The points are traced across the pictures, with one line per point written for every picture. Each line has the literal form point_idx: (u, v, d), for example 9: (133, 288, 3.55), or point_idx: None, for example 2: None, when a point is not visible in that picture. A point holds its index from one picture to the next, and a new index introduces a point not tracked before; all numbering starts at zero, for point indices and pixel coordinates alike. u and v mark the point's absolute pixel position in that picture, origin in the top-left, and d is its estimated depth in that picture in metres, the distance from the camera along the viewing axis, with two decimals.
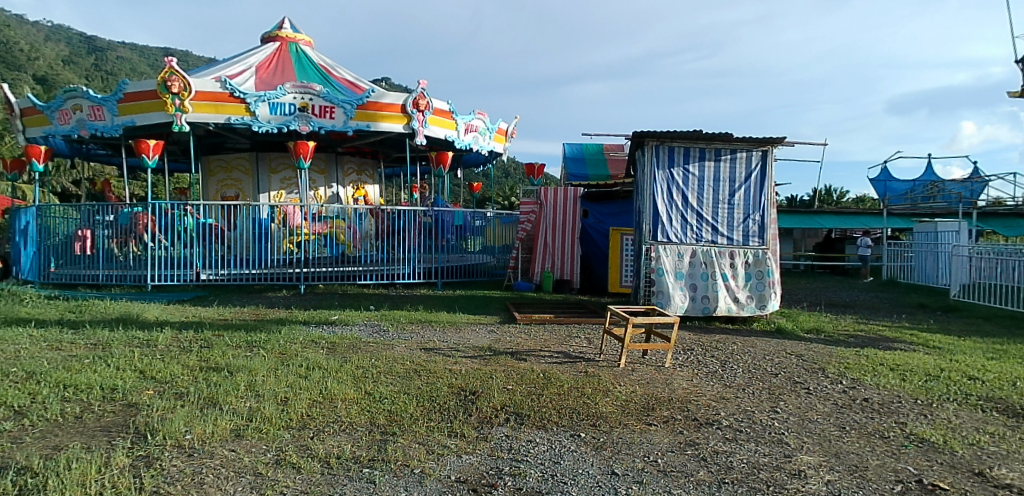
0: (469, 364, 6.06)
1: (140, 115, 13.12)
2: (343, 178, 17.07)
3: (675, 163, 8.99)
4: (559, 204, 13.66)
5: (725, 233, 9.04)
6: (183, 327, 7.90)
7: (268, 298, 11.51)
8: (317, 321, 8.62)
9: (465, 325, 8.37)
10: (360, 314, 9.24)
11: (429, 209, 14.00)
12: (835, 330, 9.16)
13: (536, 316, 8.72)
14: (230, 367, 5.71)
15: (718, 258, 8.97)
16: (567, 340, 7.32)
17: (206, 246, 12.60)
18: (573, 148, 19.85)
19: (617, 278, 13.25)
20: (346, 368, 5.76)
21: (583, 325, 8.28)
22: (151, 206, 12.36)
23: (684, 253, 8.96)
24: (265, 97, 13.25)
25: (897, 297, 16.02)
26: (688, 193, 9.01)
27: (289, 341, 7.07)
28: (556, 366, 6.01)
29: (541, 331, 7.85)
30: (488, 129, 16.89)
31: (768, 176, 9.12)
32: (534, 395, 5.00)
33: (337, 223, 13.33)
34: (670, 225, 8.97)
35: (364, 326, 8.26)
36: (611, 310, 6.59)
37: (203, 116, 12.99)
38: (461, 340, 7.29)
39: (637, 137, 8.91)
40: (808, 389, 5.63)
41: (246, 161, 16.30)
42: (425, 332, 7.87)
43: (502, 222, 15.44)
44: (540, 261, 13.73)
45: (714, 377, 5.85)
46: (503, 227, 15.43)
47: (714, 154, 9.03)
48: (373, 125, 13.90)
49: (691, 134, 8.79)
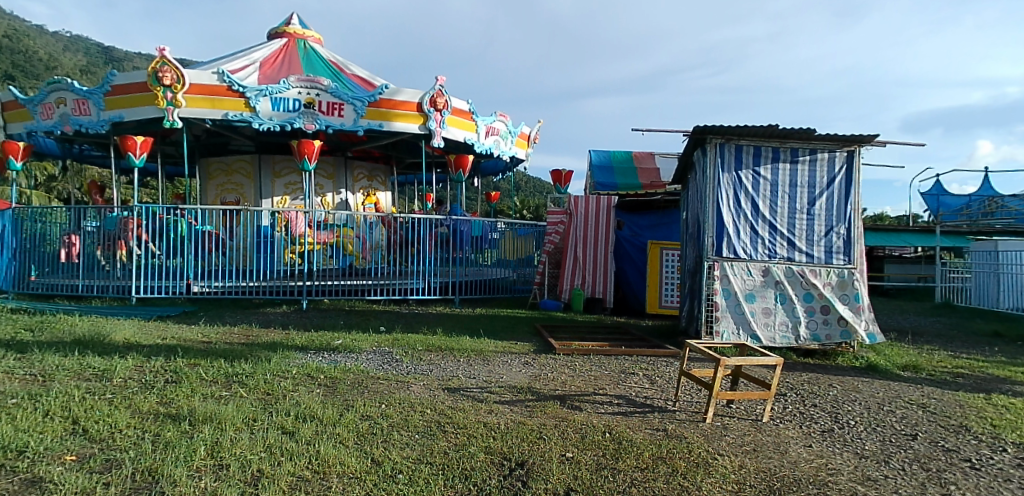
0: (510, 414, 4.61)
1: (128, 109, 11.92)
2: (353, 183, 15.75)
3: (743, 165, 7.60)
4: (592, 213, 12.26)
5: (803, 248, 7.56)
6: (152, 352, 6.50)
7: (265, 315, 10.17)
8: (317, 346, 7.22)
9: (494, 355, 6.93)
10: (368, 338, 7.81)
11: (445, 218, 12.56)
12: (934, 367, 7.65)
13: (577, 346, 7.26)
14: (194, 415, 4.33)
15: (795, 277, 7.52)
16: (623, 379, 5.91)
17: (201, 255, 11.31)
18: (600, 154, 18.36)
19: (656, 298, 11.87)
20: (349, 419, 4.35)
21: (636, 358, 6.82)
22: (140, 210, 11.16)
23: (754, 270, 7.53)
24: (267, 91, 11.96)
25: (960, 322, 14.44)
26: (759, 201, 7.60)
27: (278, 375, 5.64)
28: (622, 420, 4.58)
29: (588, 366, 6.42)
30: (511, 133, 15.55)
31: (855, 181, 7.62)
32: (607, 471, 3.59)
33: (345, 231, 11.91)
34: (737, 237, 7.56)
35: (372, 355, 6.81)
36: (688, 343, 5.15)
37: (199, 111, 11.74)
38: (493, 376, 5.88)
39: (696, 134, 7.57)
40: (970, 463, 4.13)
41: (248, 164, 15.05)
42: (447, 364, 6.43)
43: (518, 234, 13.74)
44: (569, 276, 12.29)
45: (837, 442, 4.39)
46: (519, 239, 13.73)
47: (790, 155, 7.61)
48: (386, 125, 12.58)
49: (765, 130, 7.41)
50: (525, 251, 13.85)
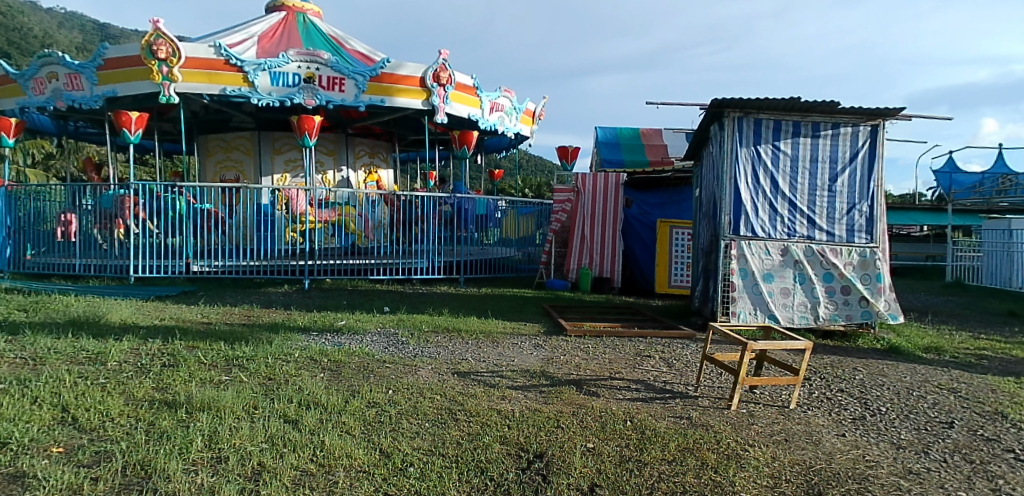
0: (525, 401, 4.36)
1: (123, 84, 11.58)
2: (354, 160, 15.43)
3: (762, 139, 7.29)
4: (599, 191, 11.95)
5: (824, 227, 7.28)
6: (150, 334, 6.27)
7: (266, 295, 9.92)
8: (320, 327, 6.99)
9: (504, 337, 6.69)
10: (373, 319, 7.57)
11: (450, 196, 12.20)
12: (957, 349, 7.40)
13: (589, 327, 7.01)
14: (190, 401, 4.08)
15: (815, 257, 7.25)
16: (639, 362, 5.66)
17: (200, 234, 10.98)
18: (607, 131, 17.97)
19: (665, 277, 11.56)
20: (355, 406, 4.12)
21: (651, 340, 6.57)
22: (137, 188, 10.89)
23: (772, 249, 7.26)
24: (266, 66, 11.61)
25: (974, 302, 14.19)
26: (778, 177, 7.30)
27: (279, 358, 5.40)
28: (643, 407, 4.34)
29: (602, 348, 6.17)
30: (516, 109, 15.17)
31: (879, 156, 7.31)
32: (633, 465, 3.36)
33: (347, 209, 11.64)
34: (755, 215, 7.27)
35: (378, 337, 6.58)
36: (710, 326, 4.89)
37: (195, 86, 11.39)
38: (503, 360, 5.64)
39: (714, 108, 7.25)
40: (1015, 454, 3.88)
41: (247, 141, 14.72)
42: (456, 346, 6.19)
43: (522, 212, 13.41)
44: (577, 255, 12.01)
45: (871, 431, 4.15)
46: (520, 219, 13.36)
47: (811, 129, 7.29)
48: (388, 100, 12.22)
49: (786, 103, 7.08)
50: (528, 230, 13.49)
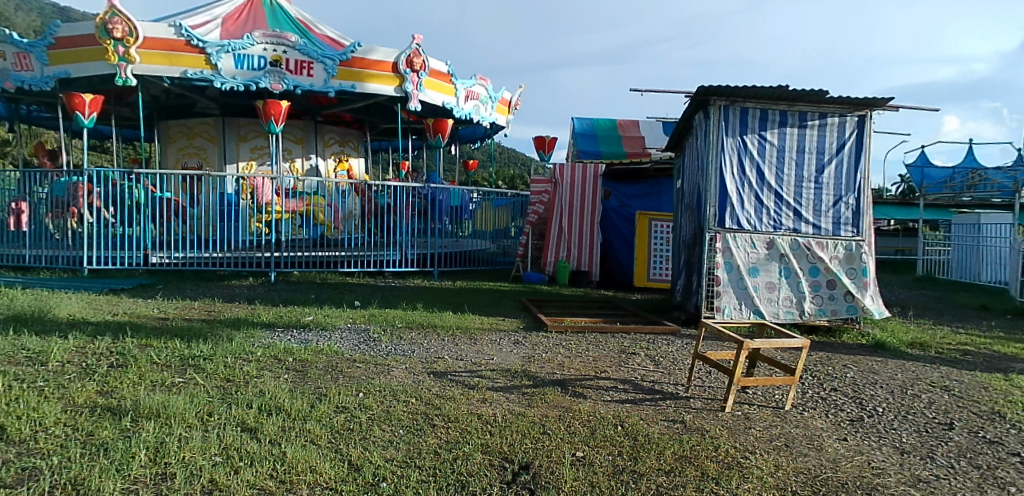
0: (508, 404, 4.05)
1: (76, 65, 10.91)
2: (324, 148, 14.92)
3: (749, 129, 7.06)
4: (578, 183, 11.70)
5: (810, 219, 7.10)
6: (100, 331, 5.80)
7: (230, 289, 9.43)
8: (286, 323, 6.58)
9: (482, 333, 6.37)
10: (342, 314, 7.18)
11: (423, 186, 11.82)
12: (941, 344, 7.29)
13: (569, 322, 6.74)
14: (137, 408, 3.67)
15: (802, 251, 7.06)
16: (625, 360, 5.39)
17: (159, 223, 10.46)
18: (584, 122, 17.70)
19: (644, 271, 11.38)
20: (320, 411, 3.75)
21: (634, 336, 6.32)
22: (92, 174, 10.27)
23: (758, 242, 7.05)
24: (229, 47, 11.04)
25: (945, 295, 14.30)
26: (764, 169, 7.08)
27: (240, 358, 4.99)
28: (632, 409, 4.07)
29: (585, 345, 5.89)
30: (491, 98, 14.78)
31: (866, 148, 7.14)
32: (628, 477, 3.07)
33: (316, 199, 11.14)
34: (741, 208, 7.06)
35: (348, 334, 6.20)
36: (702, 323, 4.63)
37: (153, 68, 10.77)
38: (482, 358, 5.32)
39: (699, 95, 6.99)
40: (1021, 458, 3.70)
41: (211, 127, 14.12)
42: (431, 344, 5.85)
43: (495, 205, 13.10)
44: (554, 248, 11.73)
45: (872, 435, 3.92)
46: (496, 211, 13.11)
47: (798, 119, 7.09)
48: (359, 86, 11.74)
49: (774, 91, 6.86)
50: (501, 222, 13.19)
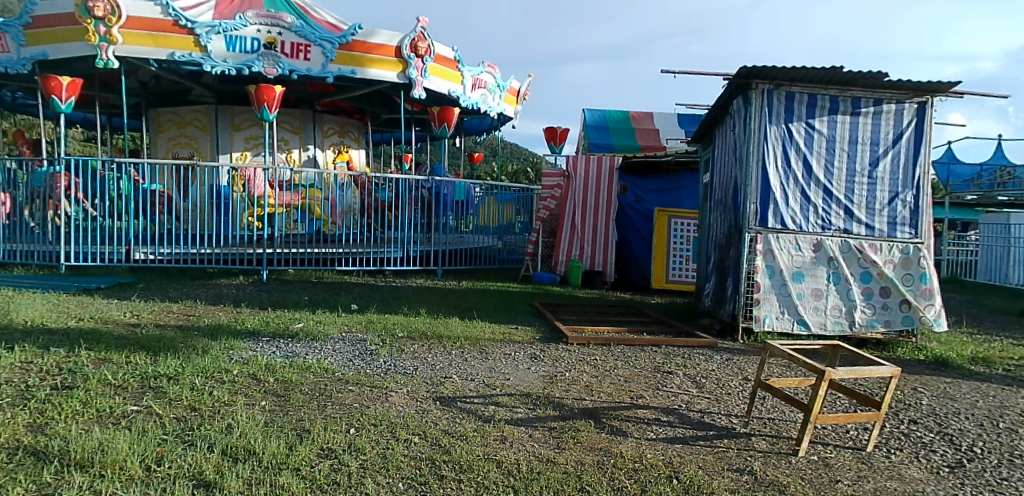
0: (532, 446, 3.27)
1: (55, 46, 10.12)
2: (322, 139, 14.14)
3: (794, 116, 6.29)
4: (593, 177, 10.93)
5: (862, 219, 6.32)
6: (56, 341, 5.05)
7: (216, 289, 8.68)
8: (272, 332, 5.82)
9: (494, 345, 5.60)
10: (336, 320, 6.42)
11: (427, 179, 11.02)
12: (1006, 359, 6.51)
13: (591, 333, 5.97)
14: (66, 452, 2.89)
15: (853, 254, 6.28)
16: (663, 383, 4.63)
17: (144, 217, 9.73)
18: (595, 114, 16.91)
19: (662, 272, 10.58)
20: (300, 458, 2.97)
21: (668, 351, 5.56)
22: (74, 164, 9.57)
23: (804, 244, 6.27)
24: (220, 28, 10.25)
25: (978, 299, 13.50)
26: (812, 161, 6.30)
27: (212, 378, 4.23)
28: (686, 454, 3.29)
29: (613, 362, 5.12)
30: (499, 87, 13.97)
31: (926, 138, 6.35)
32: None
33: (313, 192, 10.38)
34: (785, 204, 6.27)
35: (342, 346, 5.43)
36: (766, 343, 3.83)
37: (138, 49, 9.98)
38: (496, 379, 4.56)
39: (739, 78, 6.21)
40: None
41: (204, 115, 13.35)
42: (436, 358, 5.08)
43: (499, 200, 12.21)
44: (566, 246, 10.98)
45: (985, 490, 3.15)
46: (499, 206, 12.22)
47: (851, 106, 6.31)
48: (360, 72, 10.96)
49: (825, 75, 6.07)
50: (506, 217, 12.30)
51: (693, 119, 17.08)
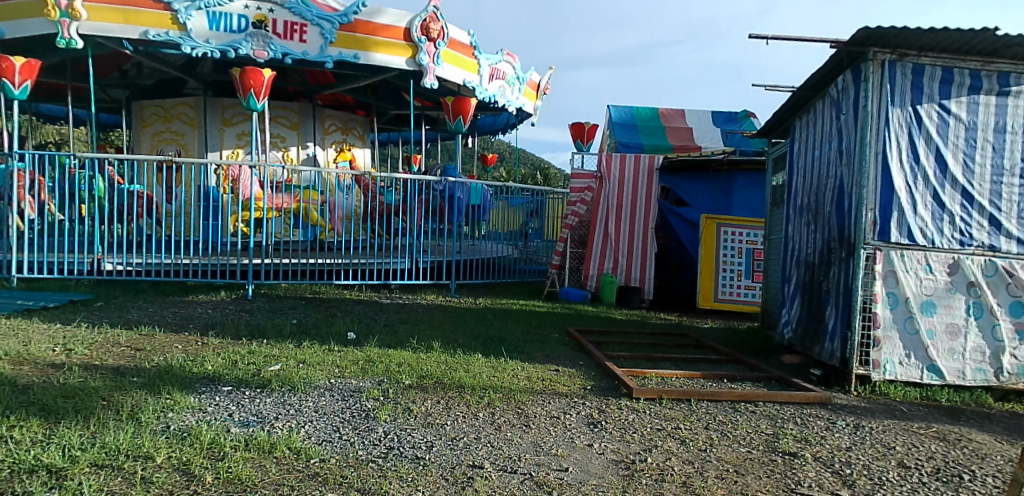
0: None
1: (12, 22, 8.74)
2: (323, 137, 12.71)
3: (924, 95, 4.79)
4: (629, 178, 9.49)
5: (1012, 232, 4.82)
6: None
7: (188, 308, 7.24)
8: (237, 379, 4.36)
9: (533, 402, 4.11)
10: (326, 359, 4.97)
11: (440, 179, 9.53)
12: None
13: (661, 385, 4.50)
14: None
15: (1002, 278, 4.77)
16: (794, 477, 3.13)
17: (117, 222, 8.23)
18: (621, 111, 15.47)
19: (710, 290, 9.07)
20: None
21: (774, 413, 4.10)
22: (42, 160, 8.13)
23: (936, 265, 4.78)
24: (201, 3, 8.82)
25: None
26: (947, 156, 4.81)
27: (120, 474, 2.77)
28: None
29: (705, 435, 3.64)
30: (519, 80, 12.49)
31: None
32: None
33: (308, 194, 8.85)
34: (912, 212, 4.78)
35: (328, 403, 3.95)
36: None
37: (106, 26, 8.56)
38: (547, 469, 3.07)
39: (854, 45, 4.69)
40: None
41: (191, 108, 11.90)
42: (458, 427, 3.60)
43: (511, 205, 10.69)
44: (597, 260, 9.51)
45: None
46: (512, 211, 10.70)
47: (998, 82, 4.81)
48: (363, 57, 9.52)
49: (973, 42, 4.57)
50: (520, 222, 10.80)
51: (729, 117, 15.56)
